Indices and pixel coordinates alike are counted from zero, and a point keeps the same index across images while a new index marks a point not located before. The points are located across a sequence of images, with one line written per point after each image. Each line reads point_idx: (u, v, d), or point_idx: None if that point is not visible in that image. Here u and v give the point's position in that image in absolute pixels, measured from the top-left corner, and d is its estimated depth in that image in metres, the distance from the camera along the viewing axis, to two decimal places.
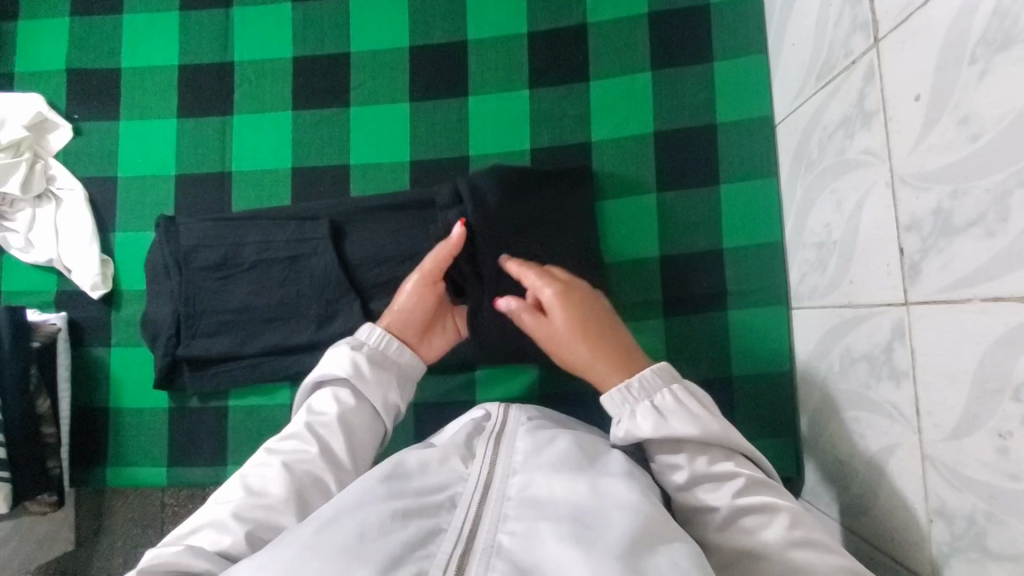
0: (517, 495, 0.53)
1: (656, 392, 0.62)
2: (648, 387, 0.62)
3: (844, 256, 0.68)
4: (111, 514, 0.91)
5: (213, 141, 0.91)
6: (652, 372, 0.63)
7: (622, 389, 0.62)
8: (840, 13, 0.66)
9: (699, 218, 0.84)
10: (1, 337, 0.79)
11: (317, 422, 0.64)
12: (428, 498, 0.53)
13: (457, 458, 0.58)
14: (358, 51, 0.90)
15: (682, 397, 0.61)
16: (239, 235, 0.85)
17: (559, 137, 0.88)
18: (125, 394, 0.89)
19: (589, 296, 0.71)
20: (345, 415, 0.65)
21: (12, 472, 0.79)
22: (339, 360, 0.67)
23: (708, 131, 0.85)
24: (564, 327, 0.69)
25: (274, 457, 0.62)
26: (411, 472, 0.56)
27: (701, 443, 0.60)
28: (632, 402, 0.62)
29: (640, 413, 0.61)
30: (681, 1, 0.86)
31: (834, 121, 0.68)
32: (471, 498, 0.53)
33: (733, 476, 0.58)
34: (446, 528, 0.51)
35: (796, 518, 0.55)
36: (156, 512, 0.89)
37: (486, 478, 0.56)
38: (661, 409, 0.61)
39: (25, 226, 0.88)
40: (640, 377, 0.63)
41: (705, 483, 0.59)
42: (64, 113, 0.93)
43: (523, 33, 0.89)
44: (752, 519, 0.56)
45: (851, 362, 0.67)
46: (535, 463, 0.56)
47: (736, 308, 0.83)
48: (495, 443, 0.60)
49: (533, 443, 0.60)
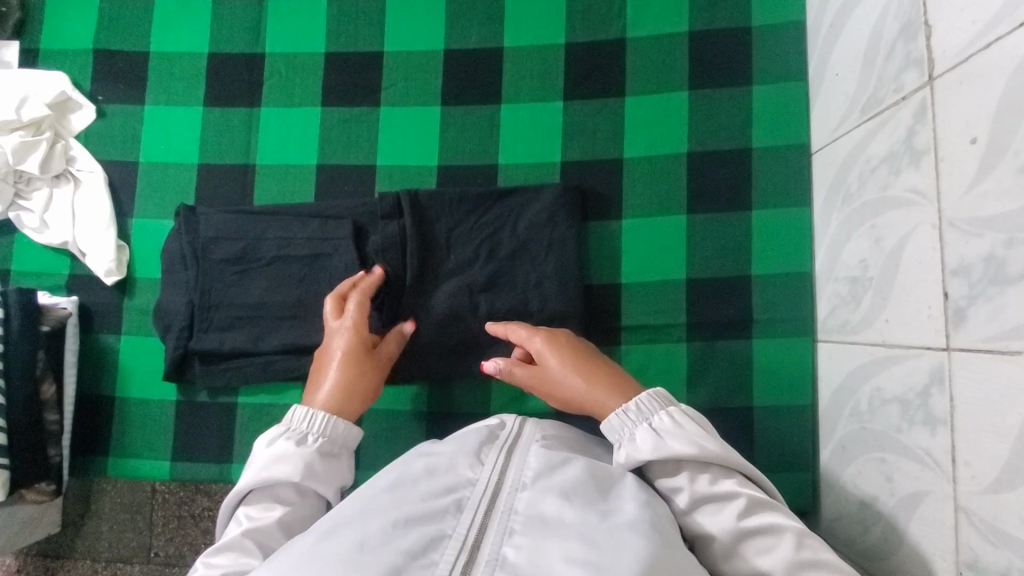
0: (525, 510, 0.52)
1: (653, 414, 0.62)
2: (645, 411, 0.62)
3: (880, 293, 0.67)
4: (105, 503, 0.89)
5: (239, 132, 0.89)
6: (647, 395, 0.62)
7: (621, 415, 0.62)
8: (892, 47, 0.65)
9: (729, 242, 0.83)
10: (11, 318, 0.78)
11: (257, 532, 0.57)
12: (434, 502, 0.52)
13: (464, 465, 0.57)
14: (392, 51, 0.89)
15: (680, 418, 0.61)
16: (258, 230, 0.84)
17: (590, 151, 0.86)
18: (133, 383, 0.87)
19: (573, 340, 0.74)
20: (288, 520, 0.59)
21: (11, 460, 0.76)
22: (281, 468, 0.59)
23: (744, 155, 0.83)
24: (559, 369, 0.71)
25: (213, 575, 0.54)
26: (417, 479, 0.55)
27: (703, 464, 0.59)
28: (630, 426, 0.62)
29: (639, 436, 0.61)
30: (722, 22, 0.85)
31: (878, 156, 0.67)
32: (478, 506, 0.52)
33: (735, 496, 0.57)
34: (450, 534, 0.50)
35: (803, 542, 0.54)
36: (154, 504, 0.87)
37: (493, 487, 0.54)
38: (658, 430, 0.60)
39: (41, 206, 0.86)
40: (637, 399, 0.63)
41: (708, 503, 0.58)
42: (88, 93, 0.91)
43: (560, 44, 0.87)
44: (759, 540, 0.55)
45: (882, 403, 0.66)
46: (544, 479, 0.55)
47: (761, 337, 0.82)
48: (507, 455, 0.58)
49: (545, 460, 0.58)
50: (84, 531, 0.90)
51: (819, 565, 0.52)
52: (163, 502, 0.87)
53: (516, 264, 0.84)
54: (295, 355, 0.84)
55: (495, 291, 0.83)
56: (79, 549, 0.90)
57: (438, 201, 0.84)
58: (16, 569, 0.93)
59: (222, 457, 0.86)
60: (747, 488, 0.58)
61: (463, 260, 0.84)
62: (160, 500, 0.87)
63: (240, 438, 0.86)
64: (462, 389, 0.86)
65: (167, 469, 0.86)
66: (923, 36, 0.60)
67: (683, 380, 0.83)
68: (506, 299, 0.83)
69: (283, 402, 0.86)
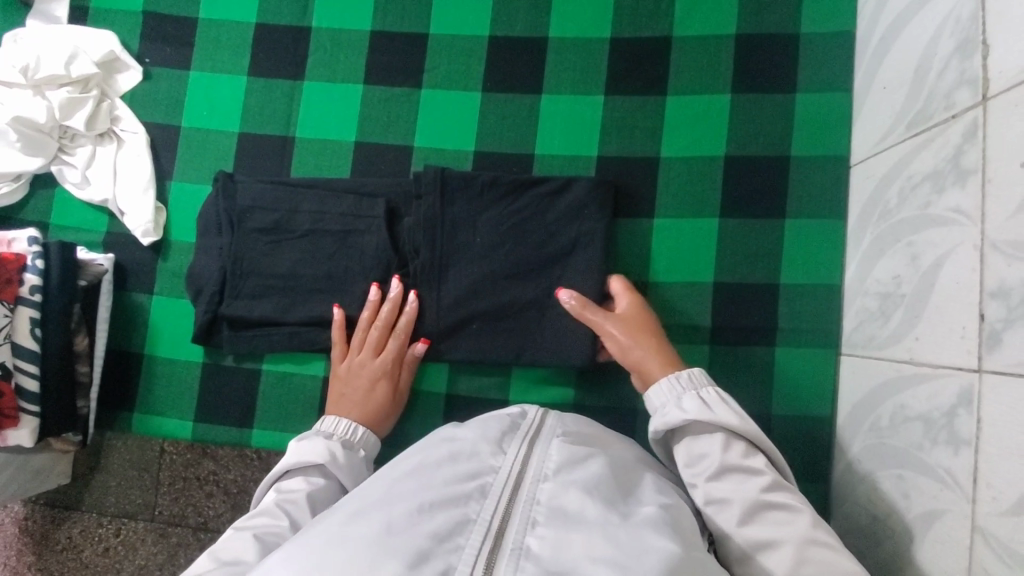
0: (547, 501, 0.53)
1: (702, 386, 0.66)
2: (695, 382, 0.67)
3: (912, 310, 0.67)
4: (115, 458, 0.91)
5: (281, 104, 0.90)
6: (697, 371, 0.68)
7: (671, 380, 0.67)
8: (946, 64, 0.64)
9: (761, 249, 0.83)
10: (50, 268, 0.79)
11: (286, 500, 0.63)
12: (457, 488, 0.54)
13: (487, 451, 0.58)
14: (437, 33, 0.89)
15: (726, 395, 0.65)
16: (296, 201, 0.85)
17: (627, 147, 0.86)
18: (161, 343, 0.89)
19: (641, 307, 0.79)
20: (313, 495, 0.65)
21: (41, 404, 0.79)
22: (315, 445, 0.69)
23: (782, 162, 0.83)
24: (620, 332, 0.76)
25: (242, 533, 0.59)
26: (440, 463, 0.56)
27: (736, 438, 0.62)
28: (679, 391, 0.66)
29: (686, 399, 0.65)
30: (771, 27, 0.85)
31: (922, 172, 0.67)
32: (501, 494, 0.53)
33: (763, 471, 0.59)
34: (474, 519, 0.51)
35: (815, 521, 0.56)
36: (162, 461, 0.90)
37: (517, 474, 0.56)
38: (705, 398, 0.64)
39: (84, 162, 0.88)
40: (687, 371, 0.68)
41: (735, 473, 0.60)
42: (135, 54, 0.92)
43: (605, 38, 0.87)
44: (776, 512, 0.57)
45: (904, 420, 0.66)
46: (565, 473, 0.56)
47: (784, 345, 0.82)
48: (529, 446, 0.59)
49: (567, 454, 0.58)
50: (92, 484, 0.93)
51: (829, 546, 0.55)
52: (173, 463, 0.89)
53: (542, 253, 0.84)
54: (323, 328, 0.86)
55: (519, 278, 0.84)
56: (86, 501, 0.93)
57: (467, 185, 0.85)
58: (24, 516, 0.96)
59: (245, 421, 0.88)
60: (772, 467, 0.60)
61: (489, 244, 0.85)
62: (168, 460, 0.89)
63: (263, 404, 0.88)
64: (482, 374, 0.87)
65: (189, 430, 0.88)
66: (980, 55, 0.59)
67: None
68: (531, 288, 0.84)
69: (307, 372, 0.88)
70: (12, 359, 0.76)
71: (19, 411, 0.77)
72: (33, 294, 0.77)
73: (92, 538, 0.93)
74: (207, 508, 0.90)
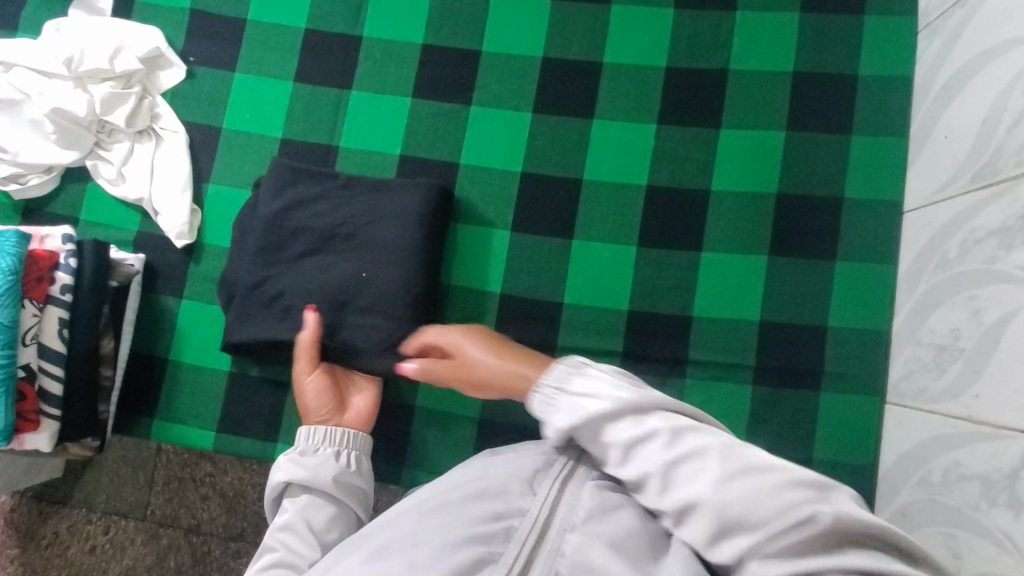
0: (569, 556, 0.51)
1: (575, 374, 0.54)
2: (561, 378, 0.54)
3: (971, 365, 0.65)
4: (107, 454, 0.89)
5: (326, 112, 0.88)
6: (561, 363, 0.55)
7: (539, 390, 0.55)
8: (1019, 119, 0.63)
9: (810, 289, 0.81)
10: (83, 270, 0.76)
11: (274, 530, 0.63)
12: (481, 528, 0.53)
13: (516, 487, 0.56)
14: (490, 51, 0.88)
15: (611, 374, 0.53)
16: (336, 215, 0.83)
17: (678, 178, 0.85)
18: (188, 349, 0.86)
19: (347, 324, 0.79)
20: (298, 515, 0.64)
21: (62, 410, 0.76)
22: (276, 469, 0.67)
23: (835, 204, 0.82)
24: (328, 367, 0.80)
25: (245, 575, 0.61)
26: (464, 502, 0.55)
27: (632, 418, 0.51)
28: (553, 394, 0.54)
29: (563, 398, 0.53)
30: (828, 66, 0.84)
31: (987, 227, 0.66)
32: (524, 539, 0.52)
33: (699, 453, 0.48)
34: (497, 560, 0.52)
35: (824, 498, 0.45)
36: (158, 460, 0.87)
37: (544, 520, 0.53)
38: (575, 393, 0.53)
39: (121, 158, 0.85)
40: (540, 372, 0.61)
41: (747, 470, 0.46)
42: (180, 52, 0.90)
43: (661, 66, 0.86)
44: (748, 477, 0.46)
45: (960, 478, 0.64)
46: (595, 523, 0.52)
47: (829, 390, 0.80)
48: (561, 485, 0.55)
49: (600, 500, 0.54)
50: (82, 478, 0.90)
51: (861, 543, 0.44)
52: (169, 460, 0.87)
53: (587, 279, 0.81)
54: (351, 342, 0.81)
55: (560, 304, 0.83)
56: (76, 496, 0.90)
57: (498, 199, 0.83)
58: (11, 508, 0.93)
59: (270, 435, 0.85)
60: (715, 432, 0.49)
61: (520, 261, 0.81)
62: (164, 457, 0.87)
63: (290, 417, 0.85)
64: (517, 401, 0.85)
65: (211, 441, 0.85)
66: None
67: (746, 423, 0.81)
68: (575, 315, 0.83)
69: None
70: (37, 360, 0.74)
71: (40, 415, 0.75)
72: (64, 294, 0.75)
73: (79, 534, 0.90)
74: (200, 511, 0.87)
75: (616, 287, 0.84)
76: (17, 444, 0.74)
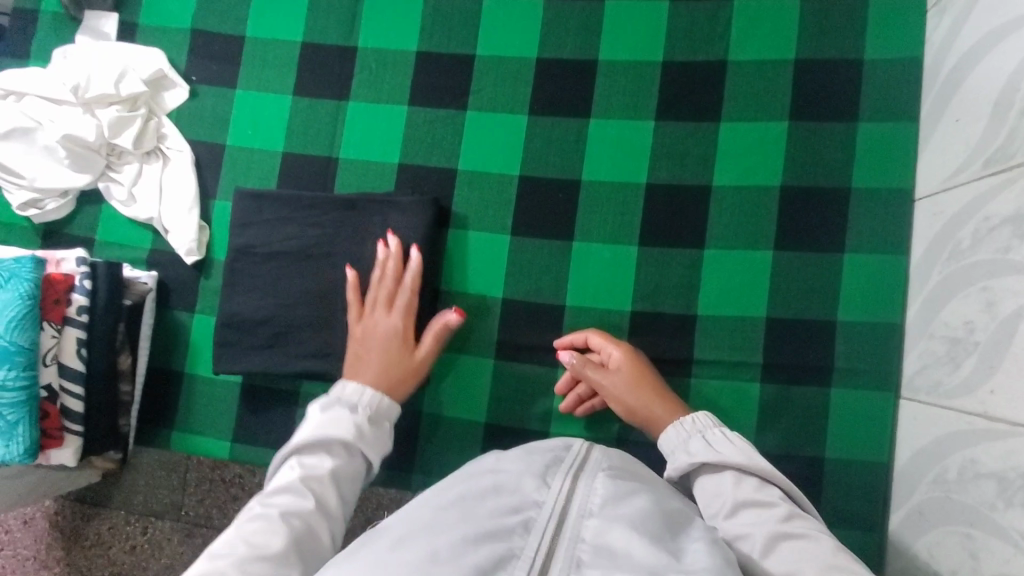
0: (593, 540, 0.51)
1: (707, 429, 0.68)
2: (698, 426, 0.69)
3: (986, 359, 0.62)
4: (144, 458, 0.90)
5: (326, 124, 0.89)
6: (699, 415, 0.69)
7: (677, 427, 0.69)
8: None
9: (818, 283, 0.79)
10: (99, 288, 0.80)
11: (309, 478, 0.62)
12: (501, 520, 0.53)
13: (532, 481, 0.57)
14: (484, 55, 0.88)
15: (731, 436, 0.67)
16: (304, 236, 0.84)
17: (678, 175, 0.83)
18: (202, 362, 0.88)
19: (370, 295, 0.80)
20: (336, 470, 0.64)
21: (85, 426, 0.80)
22: (340, 424, 0.67)
23: (843, 194, 0.80)
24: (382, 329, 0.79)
25: (268, 510, 0.58)
26: (483, 494, 0.56)
27: (739, 474, 0.63)
28: (685, 438, 0.68)
29: (694, 443, 0.67)
30: (831, 51, 0.81)
31: (1001, 214, 0.62)
32: (545, 528, 0.52)
33: (777, 503, 0.60)
34: (517, 554, 0.51)
35: None
36: (188, 462, 0.89)
37: (560, 510, 0.54)
38: (705, 453, 0.65)
39: (131, 179, 0.88)
40: (691, 417, 0.70)
41: (790, 536, 0.56)
42: (183, 72, 0.93)
43: (657, 61, 0.85)
44: (798, 541, 0.56)
45: (976, 476, 0.61)
46: (612, 509, 0.54)
47: (841, 387, 0.78)
48: (574, 478, 0.57)
49: (613, 490, 0.56)
50: (121, 481, 0.93)
51: None
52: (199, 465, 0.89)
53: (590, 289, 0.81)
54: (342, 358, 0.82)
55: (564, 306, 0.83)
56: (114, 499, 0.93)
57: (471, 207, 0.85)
58: (54, 512, 0.96)
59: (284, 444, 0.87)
60: (787, 500, 0.61)
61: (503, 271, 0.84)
62: (195, 462, 0.89)
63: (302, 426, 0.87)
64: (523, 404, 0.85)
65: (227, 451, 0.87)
66: None
67: (755, 422, 0.79)
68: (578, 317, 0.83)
69: None
70: (58, 380, 0.78)
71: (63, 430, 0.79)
72: (81, 315, 0.79)
73: (120, 535, 0.93)
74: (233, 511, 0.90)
75: (618, 288, 0.83)
76: (43, 459, 0.78)
